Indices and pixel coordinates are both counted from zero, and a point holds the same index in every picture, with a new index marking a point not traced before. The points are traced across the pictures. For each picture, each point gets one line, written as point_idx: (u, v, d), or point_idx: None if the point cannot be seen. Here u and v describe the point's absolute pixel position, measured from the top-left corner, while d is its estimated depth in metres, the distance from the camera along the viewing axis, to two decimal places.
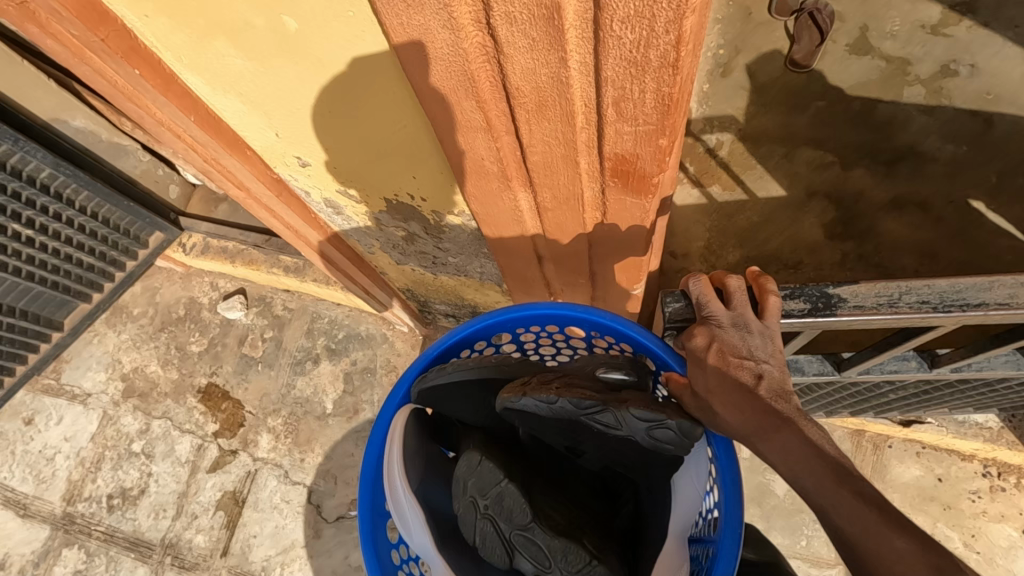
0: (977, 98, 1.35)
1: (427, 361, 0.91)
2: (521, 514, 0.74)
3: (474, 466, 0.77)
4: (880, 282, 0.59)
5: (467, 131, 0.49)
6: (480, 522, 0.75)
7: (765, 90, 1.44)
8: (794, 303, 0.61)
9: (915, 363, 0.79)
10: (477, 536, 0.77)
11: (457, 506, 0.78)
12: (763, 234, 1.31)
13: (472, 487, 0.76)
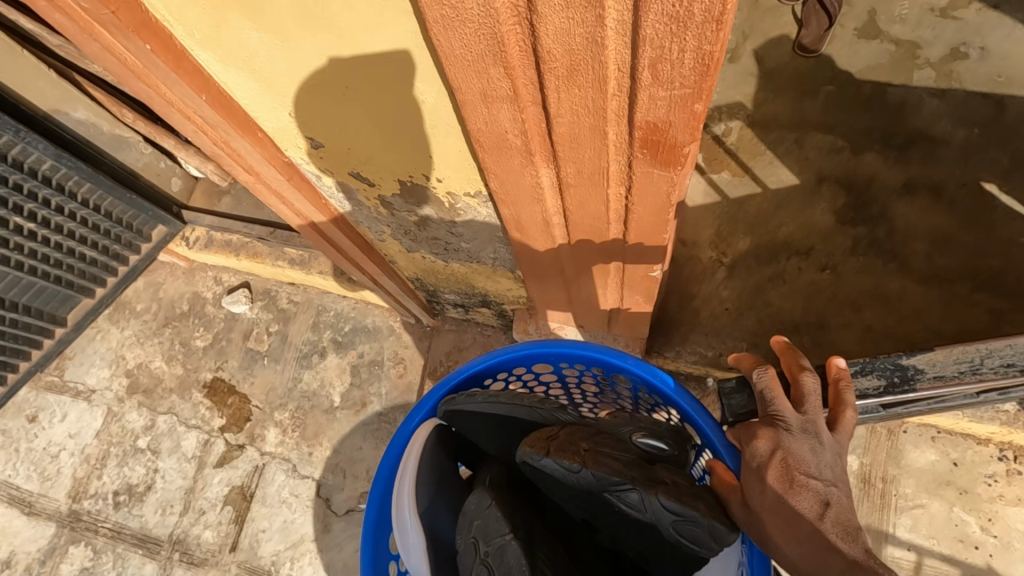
0: (988, 80, 1.34)
1: (463, 377, 0.97)
2: (517, 575, 0.78)
3: (483, 506, 0.84)
4: (951, 354, 0.78)
5: (492, 102, 0.47)
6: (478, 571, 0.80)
7: (774, 75, 1.43)
8: (870, 381, 0.78)
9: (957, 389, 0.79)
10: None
11: (460, 541, 0.85)
12: (774, 220, 1.30)
13: (476, 528, 0.83)
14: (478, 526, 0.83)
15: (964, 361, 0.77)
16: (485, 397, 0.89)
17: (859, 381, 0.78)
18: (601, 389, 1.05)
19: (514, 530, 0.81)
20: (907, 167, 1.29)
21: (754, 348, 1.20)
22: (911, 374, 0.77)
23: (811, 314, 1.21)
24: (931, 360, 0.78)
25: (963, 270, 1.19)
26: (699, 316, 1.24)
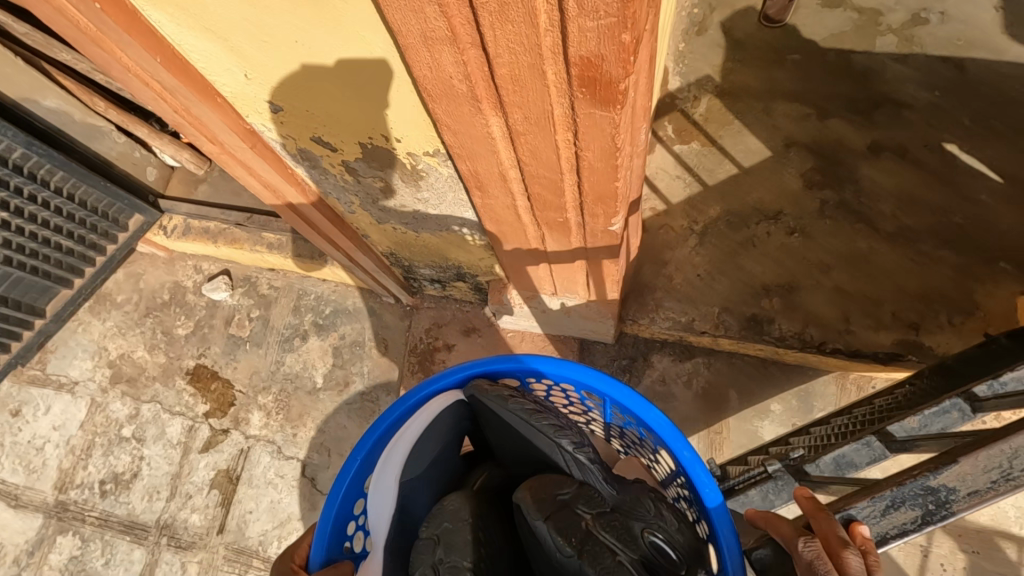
0: (949, 44, 1.36)
1: (506, 373, 0.99)
2: None
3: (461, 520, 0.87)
4: (983, 457, 0.64)
5: (433, 44, 0.49)
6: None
7: (741, 46, 1.46)
8: (906, 516, 0.69)
9: (957, 415, 0.78)
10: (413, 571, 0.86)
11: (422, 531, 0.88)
12: (743, 187, 1.32)
13: (443, 529, 0.86)
14: (445, 529, 0.86)
15: (995, 467, 0.64)
16: (521, 409, 0.92)
17: (895, 515, 0.70)
18: (640, 449, 1.05)
19: (474, 562, 0.83)
20: (871, 130, 1.32)
21: (726, 311, 1.22)
22: (946, 496, 0.67)
23: (781, 276, 1.23)
24: (960, 474, 0.66)
25: (928, 227, 1.22)
26: (673, 283, 1.26)
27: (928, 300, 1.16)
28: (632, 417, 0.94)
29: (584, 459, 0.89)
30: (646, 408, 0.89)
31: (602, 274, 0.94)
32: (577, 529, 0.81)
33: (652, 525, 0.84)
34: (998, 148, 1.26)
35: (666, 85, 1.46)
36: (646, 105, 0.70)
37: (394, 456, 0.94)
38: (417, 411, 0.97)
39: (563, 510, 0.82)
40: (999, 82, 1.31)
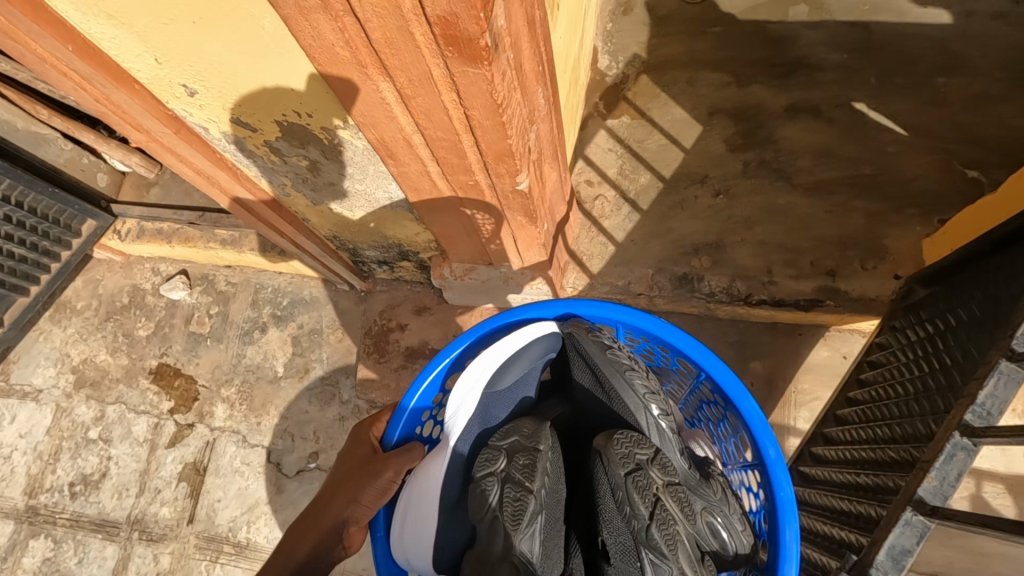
0: (856, 9, 1.44)
1: (604, 322, 1.11)
2: (516, 510, 0.95)
3: (531, 448, 1.00)
4: None
5: (310, 13, 0.54)
6: (489, 482, 0.98)
7: (665, 23, 1.53)
8: None
9: (965, 455, 0.71)
10: (480, 488, 0.98)
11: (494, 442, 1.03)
12: (672, 155, 1.39)
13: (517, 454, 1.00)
14: (514, 445, 1.02)
15: None
16: (615, 358, 1.06)
17: None
18: (716, 429, 1.17)
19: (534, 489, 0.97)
20: (787, 93, 1.39)
21: (660, 271, 1.29)
22: None
23: (708, 235, 1.30)
24: None
25: (841, 180, 1.29)
26: (609, 249, 1.32)
27: (843, 247, 1.24)
28: (720, 398, 1.07)
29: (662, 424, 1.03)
30: (744, 398, 1.01)
31: (527, 236, 1.00)
32: (642, 497, 0.93)
33: (712, 508, 0.98)
34: (902, 103, 1.33)
35: (596, 63, 1.52)
36: (540, 67, 0.77)
37: (478, 372, 1.08)
38: (510, 339, 1.08)
39: (637, 470, 0.94)
40: (903, 41, 1.39)
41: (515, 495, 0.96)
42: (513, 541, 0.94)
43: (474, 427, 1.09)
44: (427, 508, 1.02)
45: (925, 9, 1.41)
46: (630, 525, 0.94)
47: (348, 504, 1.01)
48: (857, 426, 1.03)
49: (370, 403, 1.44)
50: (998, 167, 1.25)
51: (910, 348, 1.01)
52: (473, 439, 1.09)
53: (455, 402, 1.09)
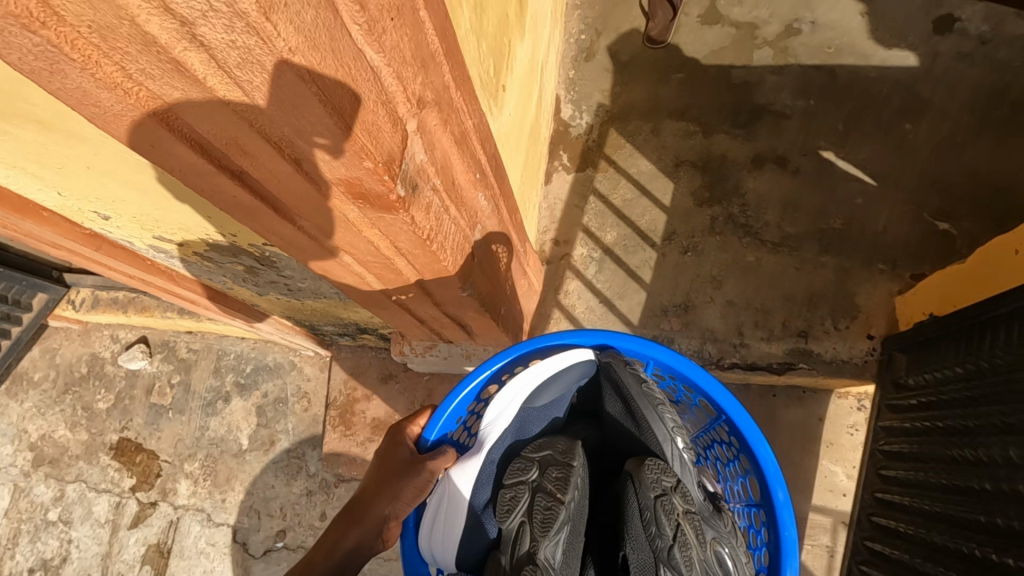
0: (820, 52, 1.41)
1: (637, 356, 1.05)
2: (540, 525, 0.90)
3: (563, 463, 0.95)
4: None
5: (202, 174, 0.49)
6: (521, 490, 0.93)
7: (627, 69, 1.50)
8: None
9: None
10: (507, 503, 0.92)
11: (529, 454, 0.98)
12: (637, 211, 1.36)
13: (551, 469, 0.94)
14: (547, 460, 0.96)
15: None
16: (650, 390, 1.01)
17: None
18: (726, 470, 1.10)
19: (564, 502, 0.91)
20: (753, 142, 1.36)
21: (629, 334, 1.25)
22: None
23: (677, 295, 1.27)
24: None
25: (810, 234, 1.26)
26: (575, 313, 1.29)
27: (813, 305, 1.21)
28: (736, 441, 1.02)
29: (687, 457, 0.98)
30: (760, 442, 0.95)
31: (492, 322, 0.97)
32: (670, 518, 0.89)
33: (722, 539, 0.90)
34: (869, 151, 1.30)
35: (559, 113, 1.49)
36: (478, 176, 0.73)
37: (521, 384, 1.03)
38: (557, 356, 1.04)
39: (666, 495, 0.90)
40: (869, 84, 1.36)
41: (543, 508, 0.91)
42: (537, 548, 0.89)
43: (507, 439, 1.03)
44: (457, 509, 0.97)
45: (890, 50, 1.38)
46: (652, 545, 0.90)
47: (388, 502, 0.98)
48: (909, 543, 0.94)
49: (338, 477, 1.39)
50: (968, 217, 1.21)
51: (927, 440, 0.95)
52: (505, 452, 1.02)
53: (492, 412, 1.03)
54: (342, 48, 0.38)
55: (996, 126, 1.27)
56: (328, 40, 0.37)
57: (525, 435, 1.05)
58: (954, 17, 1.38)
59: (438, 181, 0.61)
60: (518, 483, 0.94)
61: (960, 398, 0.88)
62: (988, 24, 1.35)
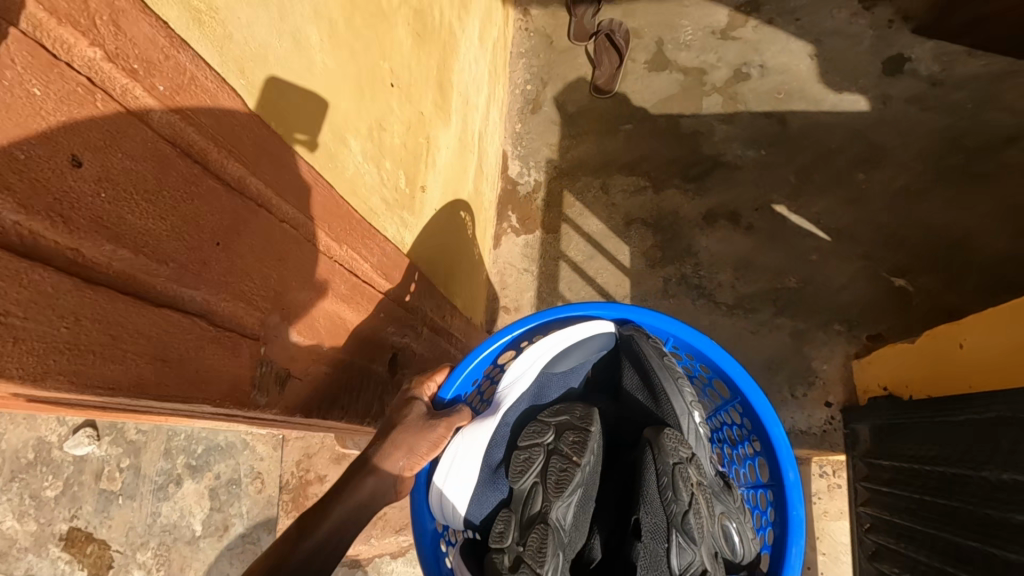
0: (770, 98, 1.37)
1: (657, 333, 0.99)
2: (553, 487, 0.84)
3: (582, 427, 0.88)
4: None
5: (38, 403, 0.44)
6: (536, 451, 0.86)
7: (574, 120, 1.45)
8: None
9: None
10: (520, 463, 0.85)
11: (543, 415, 0.91)
12: (589, 274, 1.32)
13: (566, 430, 0.88)
14: (560, 423, 0.90)
15: None
16: (671, 361, 0.94)
17: None
18: (732, 452, 1.05)
19: (578, 463, 0.85)
20: (705, 196, 1.32)
21: None
22: None
23: None
24: None
25: (764, 295, 1.22)
26: None
27: (769, 372, 1.17)
28: (748, 422, 0.96)
29: (704, 431, 0.92)
30: (775, 423, 0.87)
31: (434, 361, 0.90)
32: (687, 484, 0.82)
33: (729, 513, 0.86)
34: (823, 204, 1.27)
35: (506, 170, 1.44)
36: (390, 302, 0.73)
37: (545, 348, 0.96)
38: (579, 325, 0.98)
39: (684, 463, 0.83)
40: (820, 132, 1.32)
41: (557, 474, 0.85)
42: (550, 507, 0.84)
43: (523, 403, 0.96)
44: (472, 470, 0.87)
45: (840, 95, 1.34)
46: (666, 509, 0.83)
47: (403, 457, 0.72)
48: None
49: None
50: (924, 272, 1.18)
51: (914, 544, 0.86)
52: (520, 415, 0.95)
53: (511, 375, 0.95)
54: (142, 320, 0.34)
55: (950, 174, 1.24)
56: (124, 320, 0.33)
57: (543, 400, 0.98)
58: (904, 58, 1.34)
59: (326, 346, 0.57)
60: (530, 444, 0.87)
61: (934, 504, 0.81)
62: (938, 64, 1.32)
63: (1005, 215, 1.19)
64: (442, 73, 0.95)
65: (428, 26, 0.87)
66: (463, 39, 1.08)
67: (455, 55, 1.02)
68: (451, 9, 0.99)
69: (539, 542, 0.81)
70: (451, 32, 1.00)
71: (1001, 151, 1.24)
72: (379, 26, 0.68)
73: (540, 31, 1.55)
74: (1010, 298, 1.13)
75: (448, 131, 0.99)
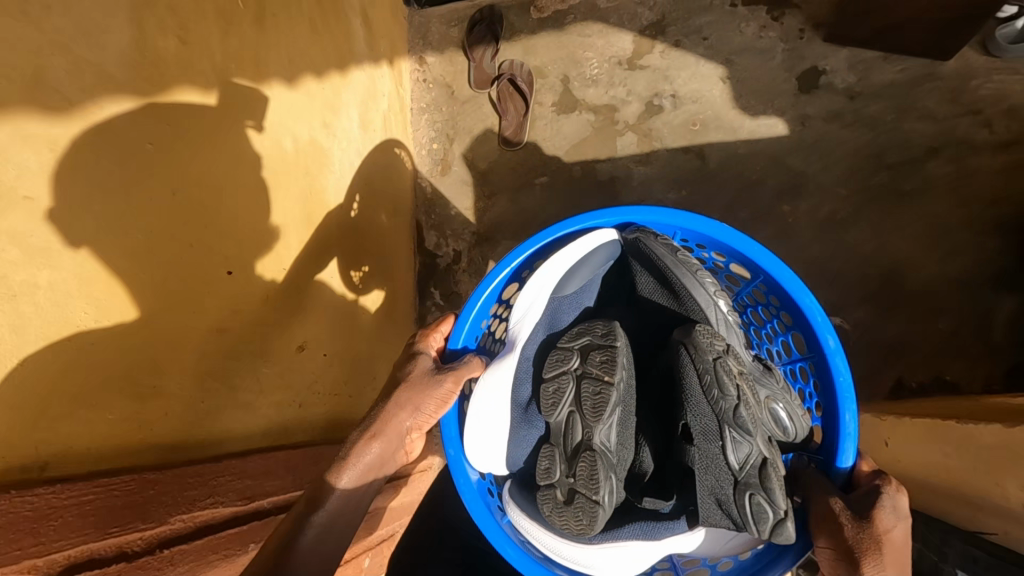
0: (685, 131, 1.30)
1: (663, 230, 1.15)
2: (598, 407, 0.98)
3: (605, 347, 1.02)
4: None
5: None
6: (566, 381, 1.02)
7: (486, 178, 1.37)
8: None
9: None
10: (560, 391, 1.02)
11: (567, 341, 1.06)
12: None
13: (595, 354, 1.02)
14: (586, 346, 1.05)
15: None
16: (676, 257, 1.08)
17: None
18: (761, 332, 1.22)
19: (613, 381, 0.99)
20: None
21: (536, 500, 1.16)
22: None
23: None
24: None
25: None
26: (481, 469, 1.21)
27: None
28: (775, 298, 1.11)
29: (726, 319, 1.04)
30: (802, 294, 0.95)
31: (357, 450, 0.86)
32: (732, 378, 0.92)
33: (775, 396, 0.97)
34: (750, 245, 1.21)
35: (423, 243, 1.37)
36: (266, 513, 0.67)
37: (548, 277, 1.14)
38: (582, 241, 1.14)
39: (724, 357, 0.94)
40: (740, 164, 1.26)
41: (593, 398, 0.99)
42: (592, 431, 0.99)
43: (539, 333, 1.18)
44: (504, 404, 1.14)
45: (757, 119, 1.27)
46: (716, 408, 0.93)
47: (408, 418, 0.78)
48: None
49: None
50: (858, 305, 1.14)
51: None
52: (541, 343, 1.17)
53: (522, 308, 1.17)
54: None
55: (875, 196, 1.18)
56: None
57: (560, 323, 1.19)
58: (818, 71, 1.27)
59: None
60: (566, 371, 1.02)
61: None
62: (854, 74, 1.25)
63: (935, 236, 1.14)
64: (303, 207, 0.86)
65: (268, 169, 0.76)
66: (334, 144, 0.97)
67: (322, 172, 0.93)
68: (309, 125, 0.89)
69: (594, 462, 0.98)
70: (314, 150, 0.90)
71: (925, 164, 1.18)
72: (157, 243, 0.58)
73: (440, 81, 1.45)
74: (946, 325, 1.10)
75: (320, 265, 0.91)
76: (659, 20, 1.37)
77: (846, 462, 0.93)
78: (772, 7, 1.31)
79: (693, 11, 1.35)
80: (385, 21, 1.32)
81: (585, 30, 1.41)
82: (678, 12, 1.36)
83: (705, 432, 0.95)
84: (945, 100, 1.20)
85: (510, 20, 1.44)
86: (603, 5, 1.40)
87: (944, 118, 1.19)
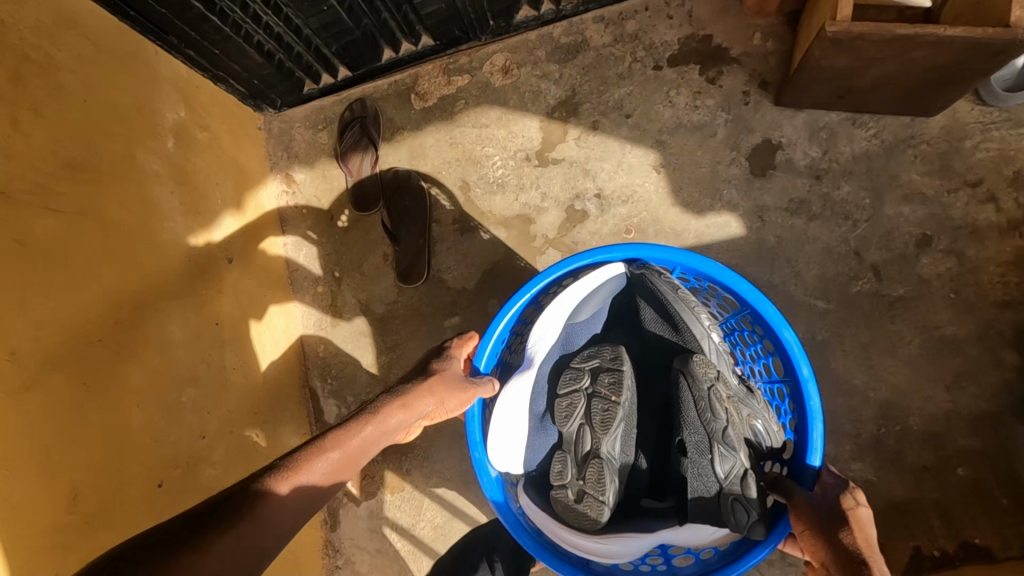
0: (617, 241, 1.05)
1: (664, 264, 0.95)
2: (607, 423, 0.86)
3: (611, 364, 0.89)
4: None
5: None
6: (575, 398, 0.88)
7: (387, 325, 1.12)
8: None
9: None
10: (567, 408, 0.88)
11: (575, 361, 0.91)
12: (453, 539, 1.05)
13: (604, 363, 0.89)
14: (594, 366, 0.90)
15: None
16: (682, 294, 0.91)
17: None
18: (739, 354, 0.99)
19: (620, 400, 0.86)
20: None
21: None
22: None
23: None
24: None
25: None
26: None
27: None
28: (757, 329, 0.91)
29: (720, 349, 0.88)
30: (783, 326, 0.83)
31: None
32: (722, 403, 0.82)
33: (756, 413, 0.86)
34: None
35: (323, 414, 1.14)
36: None
37: (568, 299, 0.93)
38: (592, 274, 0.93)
39: (718, 383, 0.83)
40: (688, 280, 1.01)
41: (601, 410, 0.87)
42: (600, 444, 0.86)
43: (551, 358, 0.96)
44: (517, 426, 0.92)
45: (704, 219, 1.02)
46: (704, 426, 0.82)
47: (431, 403, 0.75)
48: None
49: None
50: (856, 456, 0.92)
51: None
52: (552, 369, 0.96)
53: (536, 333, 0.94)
54: None
55: (860, 308, 0.94)
56: None
57: (575, 345, 0.95)
58: (772, 146, 1.00)
59: None
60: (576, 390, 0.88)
61: None
62: (817, 146, 0.99)
63: (936, 357, 0.91)
64: (51, 570, 0.60)
65: None
66: (124, 416, 0.71)
67: (99, 478, 0.67)
68: (55, 427, 0.62)
69: (599, 471, 0.85)
70: (69, 457, 0.63)
71: (915, 261, 0.94)
72: None
73: (315, 202, 1.18)
74: (965, 473, 0.88)
75: None
76: (570, 97, 1.09)
77: (814, 461, 0.81)
78: (706, 65, 1.04)
79: (608, 81, 1.08)
80: (218, 155, 1.03)
81: (481, 118, 1.13)
82: (591, 84, 1.08)
83: (695, 443, 0.82)
84: (934, 170, 0.94)
85: (388, 115, 1.17)
86: (498, 84, 1.12)
87: (935, 196, 0.94)
